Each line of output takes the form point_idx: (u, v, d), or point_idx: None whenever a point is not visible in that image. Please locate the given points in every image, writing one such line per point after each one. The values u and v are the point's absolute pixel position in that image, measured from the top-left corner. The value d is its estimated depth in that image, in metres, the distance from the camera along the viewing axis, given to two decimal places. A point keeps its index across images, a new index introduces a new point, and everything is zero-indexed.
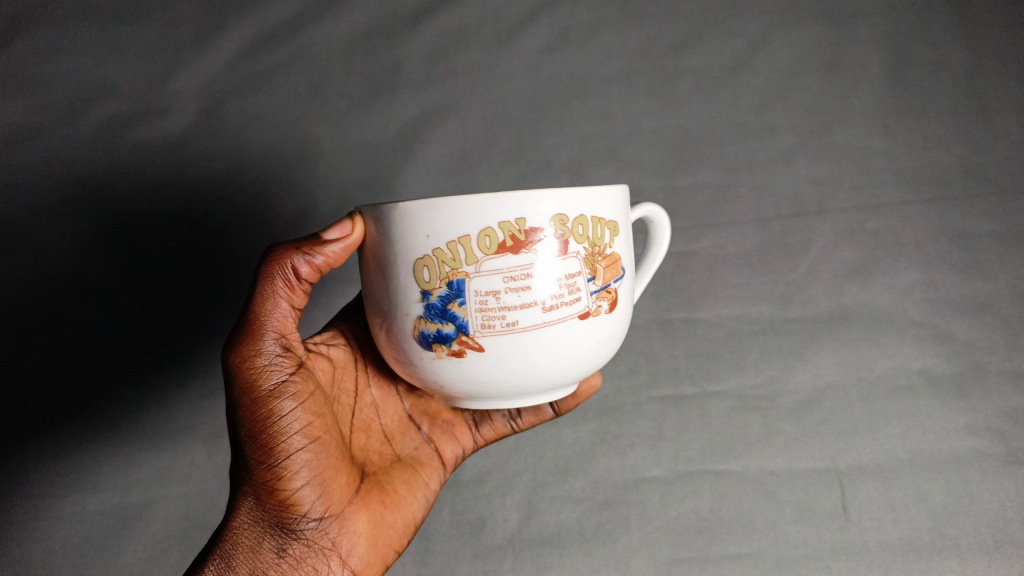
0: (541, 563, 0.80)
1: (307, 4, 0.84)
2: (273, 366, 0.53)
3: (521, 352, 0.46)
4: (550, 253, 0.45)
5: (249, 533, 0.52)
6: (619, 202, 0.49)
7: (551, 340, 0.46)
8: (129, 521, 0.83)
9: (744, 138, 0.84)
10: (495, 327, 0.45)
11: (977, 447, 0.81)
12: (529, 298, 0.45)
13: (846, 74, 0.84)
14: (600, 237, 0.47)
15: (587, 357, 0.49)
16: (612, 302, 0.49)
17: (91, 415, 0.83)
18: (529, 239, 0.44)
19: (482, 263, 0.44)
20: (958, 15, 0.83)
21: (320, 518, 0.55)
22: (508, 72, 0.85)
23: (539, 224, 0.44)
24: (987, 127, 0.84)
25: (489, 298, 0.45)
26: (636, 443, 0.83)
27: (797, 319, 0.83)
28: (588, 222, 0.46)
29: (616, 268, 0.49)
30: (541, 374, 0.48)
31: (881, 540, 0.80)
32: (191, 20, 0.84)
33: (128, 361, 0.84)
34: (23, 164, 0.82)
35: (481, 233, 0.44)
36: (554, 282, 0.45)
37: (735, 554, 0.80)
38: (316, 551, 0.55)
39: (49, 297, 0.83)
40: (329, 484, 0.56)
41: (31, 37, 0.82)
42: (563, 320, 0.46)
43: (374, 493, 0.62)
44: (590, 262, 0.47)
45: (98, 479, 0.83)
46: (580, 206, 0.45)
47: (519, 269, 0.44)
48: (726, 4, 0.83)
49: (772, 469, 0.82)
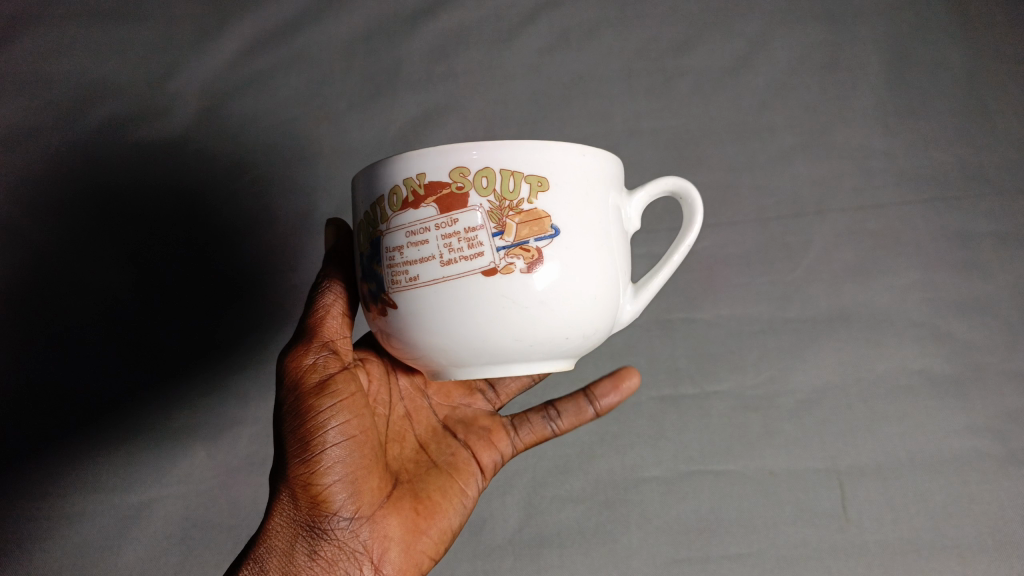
0: (541, 563, 0.80)
1: (309, 4, 0.85)
2: (317, 366, 0.55)
3: (445, 310, 0.46)
4: (449, 207, 0.45)
5: (283, 533, 0.52)
6: (559, 156, 0.46)
7: (467, 299, 0.45)
8: (129, 521, 0.82)
9: (743, 139, 0.84)
10: (402, 282, 0.47)
11: (977, 447, 0.81)
12: (427, 252, 0.45)
13: (845, 74, 0.84)
14: (509, 191, 0.45)
15: (537, 322, 0.47)
16: (532, 262, 0.45)
17: (90, 413, 0.83)
18: (426, 194, 0.45)
19: (391, 220, 0.47)
20: (957, 16, 0.84)
21: (352, 518, 0.54)
22: (508, 72, 0.85)
23: (436, 177, 0.45)
24: (986, 127, 0.84)
25: (396, 253, 0.47)
26: (636, 443, 0.82)
27: (797, 319, 0.83)
28: (495, 175, 0.45)
29: (539, 225, 0.45)
30: (488, 338, 0.47)
31: (881, 540, 0.80)
32: (193, 20, 0.85)
33: (127, 360, 0.84)
34: (21, 162, 0.83)
35: (390, 191, 0.46)
36: (450, 237, 0.45)
37: (735, 555, 0.80)
38: (347, 553, 0.54)
39: (56, 298, 0.83)
40: (362, 485, 0.55)
41: (32, 37, 0.83)
42: (463, 276, 0.45)
43: (407, 500, 0.61)
44: (497, 216, 0.45)
45: (97, 478, 0.82)
46: (483, 159, 0.45)
47: (417, 223, 0.45)
48: (725, 5, 0.84)
49: (772, 469, 0.82)
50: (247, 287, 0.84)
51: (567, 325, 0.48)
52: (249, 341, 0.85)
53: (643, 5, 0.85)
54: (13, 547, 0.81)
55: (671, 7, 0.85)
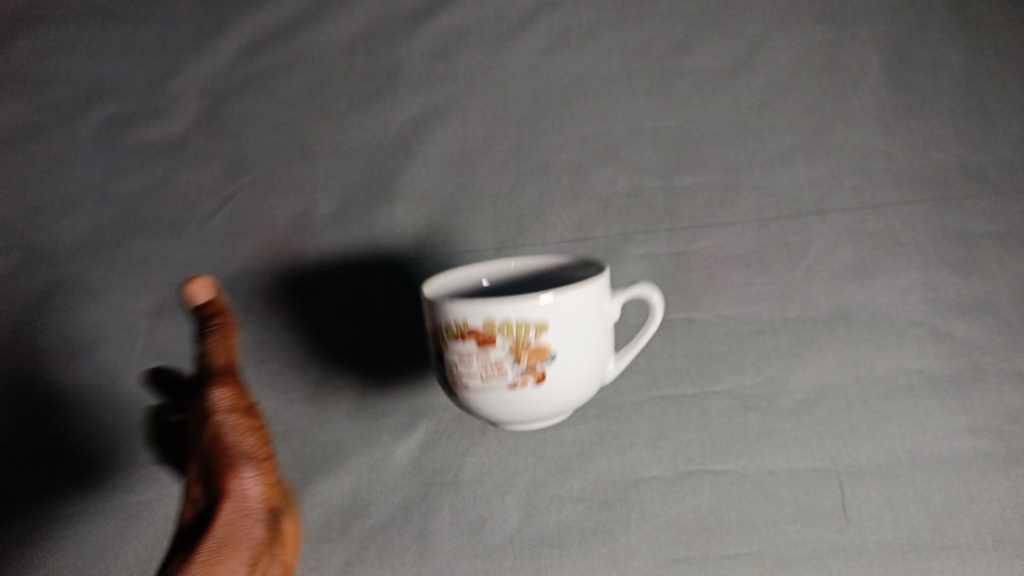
0: (542, 562, 0.80)
1: (309, 5, 0.86)
2: (192, 384, 0.66)
3: (485, 402, 0.64)
4: (483, 347, 0.61)
5: (188, 506, 0.66)
6: (556, 301, 0.61)
7: (500, 399, 0.64)
8: (128, 521, 0.81)
9: (744, 138, 0.84)
10: (458, 386, 0.65)
11: (977, 447, 0.80)
12: (473, 369, 0.63)
13: (846, 74, 0.85)
14: (524, 337, 0.61)
15: (547, 406, 0.65)
16: (540, 378, 0.63)
17: (82, 415, 0.82)
18: (469, 331, 0.61)
19: (449, 344, 0.63)
20: (959, 15, 0.85)
21: (195, 494, 0.66)
22: (508, 72, 0.86)
23: (472, 323, 0.61)
24: (985, 129, 0.84)
25: (452, 366, 0.64)
26: (636, 443, 0.82)
27: (797, 319, 0.83)
28: (513, 326, 0.60)
29: (542, 354, 0.62)
30: (509, 411, 0.65)
31: (881, 540, 0.80)
32: (193, 21, 0.85)
33: (121, 362, 0.82)
34: (23, 165, 0.85)
35: (446, 325, 0.63)
36: (485, 363, 0.62)
37: (734, 554, 0.80)
38: (193, 518, 0.64)
39: (50, 300, 0.82)
40: (202, 470, 0.64)
41: (38, 44, 0.85)
42: (494, 390, 0.63)
43: (221, 476, 0.63)
44: (515, 351, 0.61)
45: (96, 479, 0.82)
46: (503, 313, 0.60)
47: (464, 353, 0.62)
48: (726, 3, 0.85)
49: (772, 469, 0.82)
50: (245, 290, 0.83)
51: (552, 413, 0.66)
52: (249, 343, 0.83)
53: (643, 7, 0.85)
54: (13, 545, 0.82)
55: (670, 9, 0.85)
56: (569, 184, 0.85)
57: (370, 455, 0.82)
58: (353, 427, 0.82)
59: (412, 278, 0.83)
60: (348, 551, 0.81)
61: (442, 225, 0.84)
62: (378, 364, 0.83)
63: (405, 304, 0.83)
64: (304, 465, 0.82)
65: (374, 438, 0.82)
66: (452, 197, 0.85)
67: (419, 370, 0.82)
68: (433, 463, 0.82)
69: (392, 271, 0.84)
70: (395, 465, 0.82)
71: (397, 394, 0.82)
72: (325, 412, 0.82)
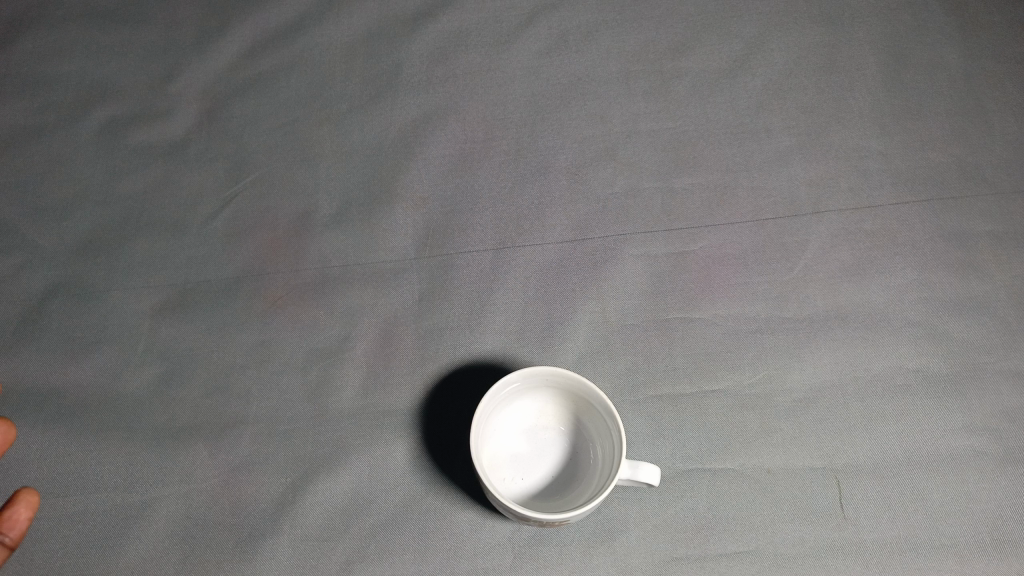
0: (540, 561, 0.68)
1: (324, 21, 0.96)
2: None
3: None
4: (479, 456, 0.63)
5: None
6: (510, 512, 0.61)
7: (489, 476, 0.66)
8: (41, 520, 0.70)
9: (740, 139, 0.90)
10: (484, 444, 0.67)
11: (974, 446, 0.74)
12: None
13: (840, 74, 0.94)
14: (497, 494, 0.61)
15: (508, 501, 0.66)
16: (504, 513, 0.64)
17: (28, 401, 0.76)
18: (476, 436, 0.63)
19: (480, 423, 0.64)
20: (939, 33, 0.96)
21: None
22: (508, 75, 0.93)
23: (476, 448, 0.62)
24: (963, 133, 0.89)
25: None
26: (635, 442, 0.73)
27: (795, 318, 0.80)
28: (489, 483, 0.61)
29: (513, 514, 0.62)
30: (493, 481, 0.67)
31: (880, 538, 0.70)
32: (213, 37, 0.94)
33: (88, 349, 0.78)
34: (25, 163, 0.87)
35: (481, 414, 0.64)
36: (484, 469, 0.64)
37: (733, 553, 0.69)
38: None
39: (29, 290, 0.81)
40: None
41: (63, 61, 0.93)
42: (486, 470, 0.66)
43: None
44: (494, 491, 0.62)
45: (22, 473, 0.72)
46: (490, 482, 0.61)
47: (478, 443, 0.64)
48: (710, 17, 0.97)
49: (770, 467, 0.72)
50: (226, 280, 0.81)
51: (528, 502, 0.68)
52: (249, 342, 0.78)
53: (642, 20, 0.97)
54: None
55: (660, 20, 0.97)
56: (568, 183, 0.87)
57: (370, 453, 0.73)
58: (352, 425, 0.74)
59: (411, 278, 0.81)
60: (347, 549, 0.68)
61: (442, 225, 0.84)
62: (378, 363, 0.77)
63: (405, 308, 0.79)
64: (306, 462, 0.72)
65: (376, 436, 0.73)
66: (452, 197, 0.86)
67: (420, 370, 0.76)
68: (438, 463, 0.72)
69: (390, 273, 0.81)
70: (397, 466, 0.72)
71: (400, 391, 0.75)
72: (326, 411, 0.75)
